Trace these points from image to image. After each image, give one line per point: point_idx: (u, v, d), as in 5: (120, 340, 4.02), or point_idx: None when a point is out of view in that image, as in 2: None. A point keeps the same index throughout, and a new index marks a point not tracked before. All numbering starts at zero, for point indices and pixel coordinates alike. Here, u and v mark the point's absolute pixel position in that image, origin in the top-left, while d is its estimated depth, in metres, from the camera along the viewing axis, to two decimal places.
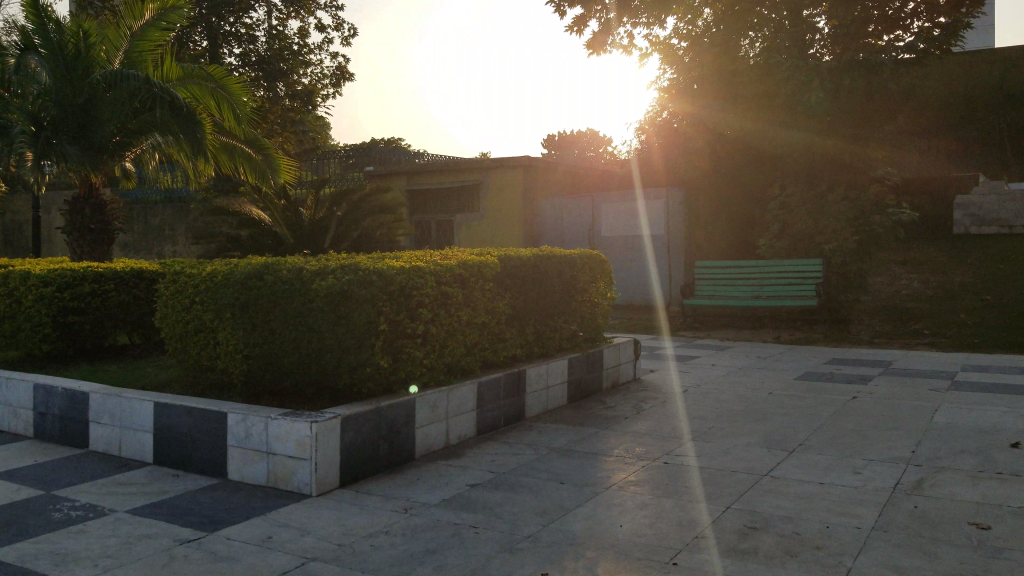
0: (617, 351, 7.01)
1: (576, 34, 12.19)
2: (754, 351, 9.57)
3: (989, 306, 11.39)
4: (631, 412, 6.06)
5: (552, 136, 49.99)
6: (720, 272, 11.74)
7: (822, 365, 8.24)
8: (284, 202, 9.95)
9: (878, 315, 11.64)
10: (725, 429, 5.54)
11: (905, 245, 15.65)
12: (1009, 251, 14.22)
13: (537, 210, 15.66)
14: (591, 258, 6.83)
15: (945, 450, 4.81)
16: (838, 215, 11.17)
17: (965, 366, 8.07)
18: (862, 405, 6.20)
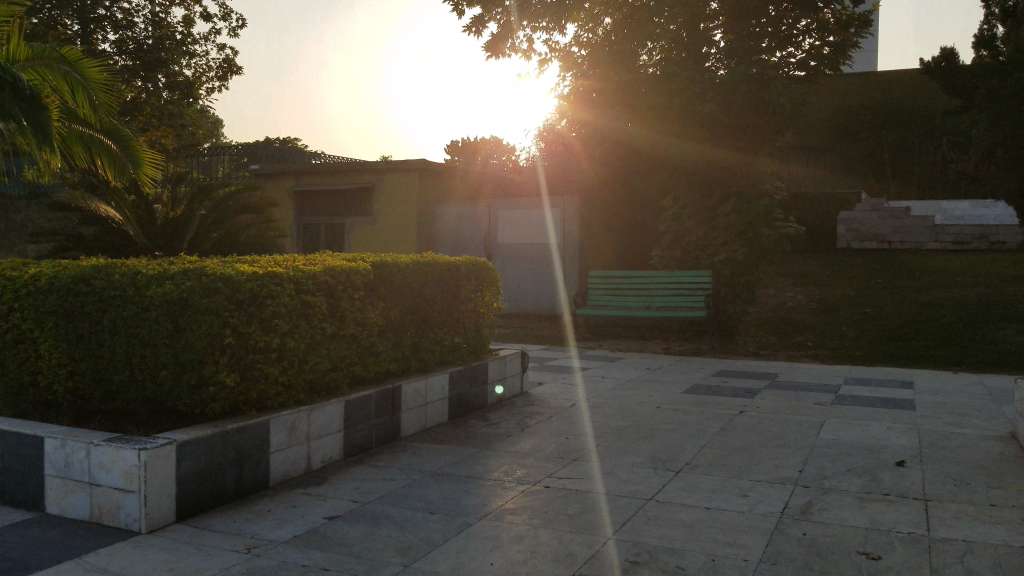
0: (503, 364, 6.72)
1: (474, 34, 11.80)
2: (645, 363, 9.44)
3: (869, 319, 11.69)
4: (515, 429, 5.79)
5: (455, 141, 49.55)
6: (613, 282, 11.67)
7: (711, 378, 8.14)
8: (136, 199, 9.07)
9: (765, 327, 11.78)
10: (610, 447, 5.28)
11: (792, 258, 16.02)
12: (888, 267, 14.73)
13: (432, 214, 15.23)
14: (475, 265, 6.48)
15: (831, 469, 4.67)
16: (728, 227, 11.23)
17: (848, 379, 8.15)
18: (749, 420, 6.07)
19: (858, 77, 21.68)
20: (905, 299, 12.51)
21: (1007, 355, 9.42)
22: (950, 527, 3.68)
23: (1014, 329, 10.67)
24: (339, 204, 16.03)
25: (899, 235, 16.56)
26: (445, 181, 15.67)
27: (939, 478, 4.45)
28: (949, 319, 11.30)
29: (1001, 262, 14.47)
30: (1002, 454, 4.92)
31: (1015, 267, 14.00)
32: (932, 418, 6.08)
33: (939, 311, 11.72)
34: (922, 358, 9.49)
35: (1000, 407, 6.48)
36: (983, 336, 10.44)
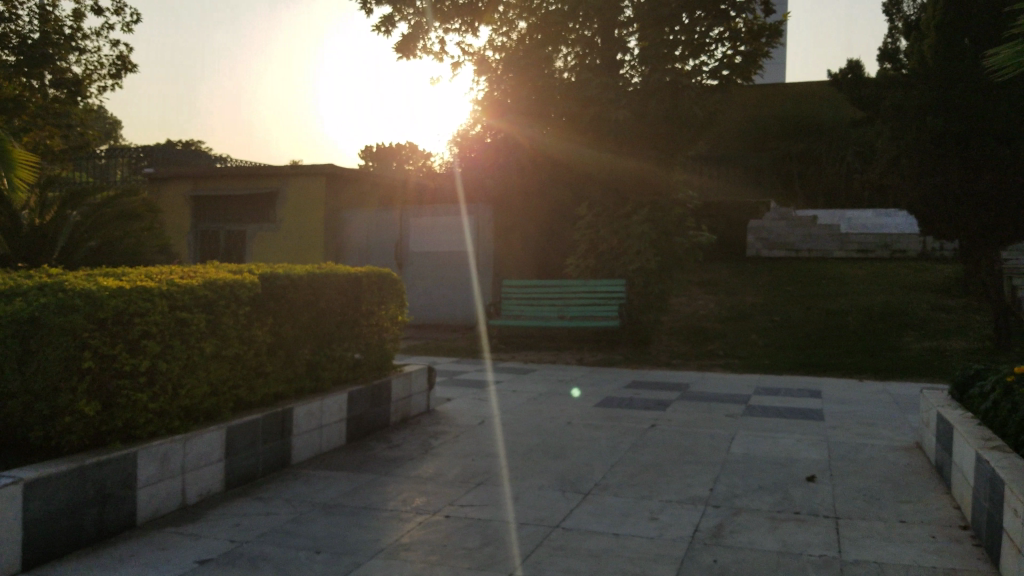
0: (409, 381, 6.48)
1: (383, 33, 11.46)
2: (557, 375, 9.24)
3: (777, 327, 11.85)
4: (418, 452, 5.52)
5: (370, 147, 48.76)
6: (527, 292, 11.49)
7: (623, 390, 8.01)
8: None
9: (678, 336, 11.80)
10: (517, 469, 5.04)
11: (704, 266, 16.19)
12: (795, 275, 15.03)
13: (340, 220, 14.76)
14: (379, 276, 6.17)
15: (742, 487, 4.55)
16: (641, 235, 11.14)
17: (758, 388, 8.15)
18: (661, 435, 5.93)
19: (766, 89, 22.21)
20: (812, 307, 12.74)
21: (908, 363, 9.64)
22: (862, 548, 3.57)
23: (914, 336, 10.97)
24: (243, 211, 15.37)
25: (806, 243, 16.96)
26: (354, 186, 15.22)
27: (849, 494, 4.37)
28: (854, 326, 11.55)
29: (901, 270, 14.95)
30: (910, 466, 4.90)
31: (914, 274, 14.48)
32: (841, 428, 6.06)
33: (844, 318, 11.97)
34: (829, 365, 9.62)
35: (905, 416, 6.53)
36: (885, 343, 10.68)
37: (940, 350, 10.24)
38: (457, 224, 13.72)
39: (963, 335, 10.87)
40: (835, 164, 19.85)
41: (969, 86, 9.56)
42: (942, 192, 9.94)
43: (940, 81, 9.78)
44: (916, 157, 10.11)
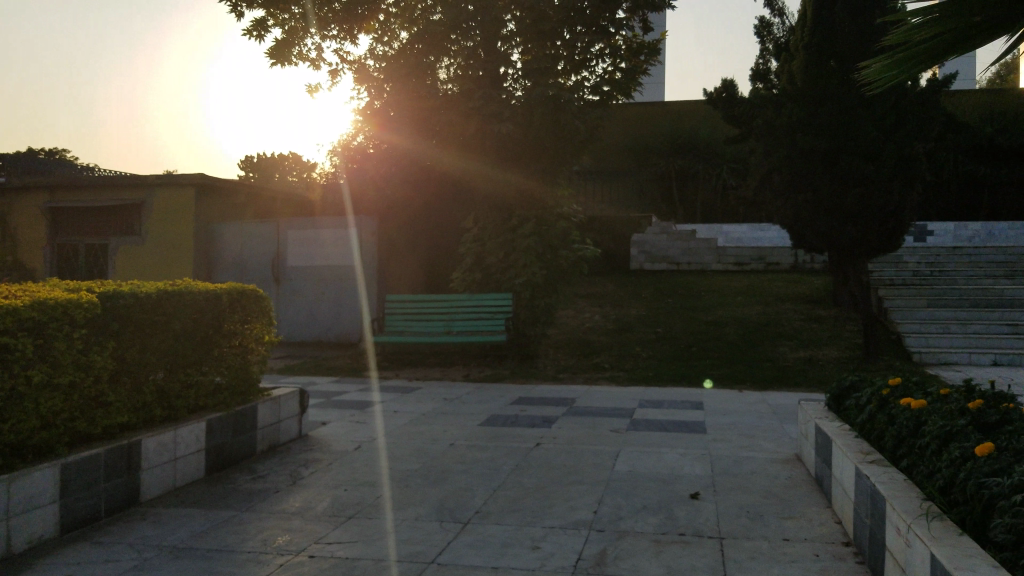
0: (277, 406, 6.10)
1: (255, 38, 10.91)
2: (440, 392, 8.95)
3: (661, 339, 11.97)
4: (285, 483, 5.11)
5: (251, 158, 47.10)
6: (411, 307, 11.23)
7: (507, 407, 7.81)
8: None
9: (564, 349, 11.73)
10: (393, 498, 4.72)
11: (589, 280, 16.30)
12: (677, 287, 15.32)
13: (212, 233, 13.97)
14: (240, 291, 5.70)
15: (627, 508, 4.40)
16: (526, 249, 10.94)
17: (642, 401, 8.11)
18: (544, 454, 5.73)
19: (646, 106, 22.72)
20: (693, 318, 12.97)
21: (785, 372, 9.89)
22: (748, 570, 3.46)
23: (789, 346, 11.30)
24: (104, 224, 14.35)
25: (686, 256, 17.36)
26: (228, 198, 14.45)
27: (733, 511, 4.29)
28: (732, 337, 11.80)
29: (775, 282, 15.48)
30: (790, 479, 4.88)
31: (787, 286, 15.02)
32: (722, 441, 6.05)
33: (723, 329, 12.22)
34: (710, 377, 9.74)
35: (783, 427, 6.61)
36: (762, 353, 10.95)
37: (813, 360, 10.58)
38: (337, 238, 13.20)
39: (834, 345, 11.28)
40: (712, 181, 20.48)
41: (836, 106, 9.94)
42: (812, 207, 10.29)
43: (810, 100, 10.15)
44: (788, 173, 10.45)
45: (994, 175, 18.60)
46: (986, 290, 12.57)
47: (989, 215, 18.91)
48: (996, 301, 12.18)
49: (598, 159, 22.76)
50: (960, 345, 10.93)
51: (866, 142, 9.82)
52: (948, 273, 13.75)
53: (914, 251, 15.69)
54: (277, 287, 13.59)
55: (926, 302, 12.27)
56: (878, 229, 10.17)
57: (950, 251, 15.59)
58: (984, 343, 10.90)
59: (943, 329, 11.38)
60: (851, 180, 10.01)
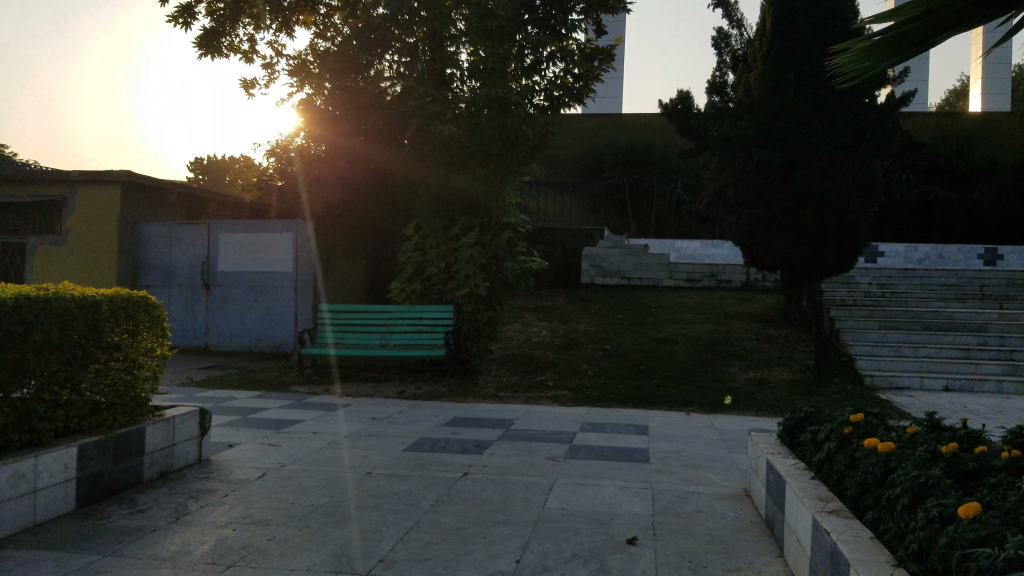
0: (171, 428, 5.41)
1: (181, 25, 10.22)
2: (369, 411, 8.32)
3: (608, 357, 11.51)
4: (166, 520, 4.47)
5: (200, 159, 45.79)
6: (346, 318, 10.62)
7: (438, 429, 7.22)
8: None
9: (506, 365, 11.21)
10: (288, 542, 4.12)
11: (538, 294, 15.81)
12: (627, 303, 14.91)
13: (138, 234, 13.15)
14: (123, 296, 5.04)
15: (554, 555, 3.87)
16: (470, 259, 10.42)
17: (585, 424, 7.61)
18: (470, 486, 5.17)
19: (603, 118, 22.37)
20: (642, 336, 12.54)
21: (734, 395, 9.50)
22: None
23: (739, 367, 10.93)
24: (19, 221, 13.40)
25: (636, 271, 16.99)
26: (158, 196, 13.61)
27: (673, 561, 3.78)
28: (681, 356, 11.40)
29: (726, 300, 15.18)
30: (738, 520, 4.40)
31: (738, 304, 14.72)
32: (666, 472, 5.55)
33: (672, 348, 11.81)
34: (657, 397, 9.28)
35: (732, 456, 6.15)
36: (711, 374, 10.56)
37: (763, 381, 10.21)
38: (272, 242, 12.46)
39: (784, 366, 10.96)
40: (667, 197, 20.40)
41: (794, 119, 9.66)
42: (767, 223, 9.94)
43: (767, 113, 9.86)
44: (743, 188, 10.11)
45: (946, 199, 18.70)
46: (937, 313, 12.41)
47: (939, 239, 19.02)
48: (946, 325, 12.01)
49: (553, 170, 22.33)
50: (910, 369, 10.70)
51: (823, 157, 9.53)
52: (900, 295, 13.58)
53: (866, 271, 15.56)
54: (206, 293, 12.90)
55: (878, 324, 12.04)
56: (834, 248, 9.86)
57: (902, 273, 15.48)
58: (934, 367, 10.69)
59: (894, 352, 11.15)
60: (808, 196, 9.68)
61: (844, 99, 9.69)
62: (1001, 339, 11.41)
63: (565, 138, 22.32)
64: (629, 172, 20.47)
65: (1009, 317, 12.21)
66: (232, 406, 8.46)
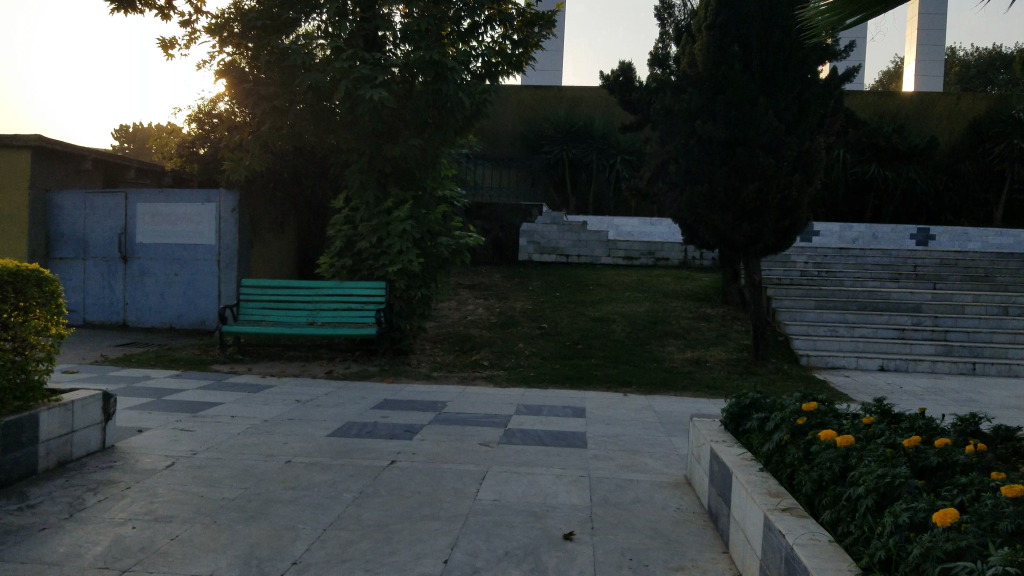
0: (68, 415, 4.94)
1: None
2: (293, 393, 7.89)
3: (545, 336, 11.27)
4: (58, 517, 4.03)
5: (123, 126, 43.92)
6: (271, 295, 10.13)
7: (367, 413, 6.84)
8: None
9: (441, 344, 10.87)
10: (193, 541, 3.73)
11: (475, 271, 15.46)
12: (565, 281, 14.68)
13: (50, 204, 12.25)
14: (9, 269, 4.54)
15: (485, 554, 3.57)
16: (402, 234, 9.98)
17: (520, 407, 7.34)
18: (397, 475, 4.84)
19: (543, 91, 21.92)
20: (579, 314, 12.34)
21: (672, 375, 9.36)
22: None
23: (676, 346, 10.81)
24: None
25: (575, 249, 16.77)
26: (73, 164, 12.66)
27: (611, 560, 3.52)
28: (618, 336, 11.23)
29: (663, 278, 15.09)
30: (680, 511, 4.19)
31: (676, 283, 14.63)
32: (604, 459, 5.32)
33: (610, 327, 11.63)
34: (595, 377, 9.08)
35: (672, 441, 5.95)
36: (649, 353, 10.41)
37: (701, 361, 10.12)
38: (193, 214, 11.83)
39: (721, 345, 10.88)
40: (606, 172, 20.08)
41: (737, 93, 9.41)
42: (708, 201, 9.80)
43: (710, 88, 9.67)
44: (684, 163, 9.96)
45: (882, 179, 18.84)
46: (871, 293, 12.51)
47: (872, 220, 19.35)
48: (880, 305, 12.12)
49: (492, 146, 21.94)
50: (845, 349, 10.76)
51: (766, 133, 9.37)
52: (835, 275, 13.67)
53: (802, 251, 15.65)
54: (125, 267, 12.17)
55: (814, 304, 12.08)
56: (774, 227, 9.79)
57: (836, 253, 15.63)
58: (869, 347, 10.77)
59: (830, 332, 11.18)
60: (749, 174, 9.56)
61: (787, 73, 9.45)
62: (934, 319, 11.55)
63: (503, 111, 21.90)
64: (568, 146, 20.11)
65: (941, 298, 12.39)
66: (145, 387, 7.91)
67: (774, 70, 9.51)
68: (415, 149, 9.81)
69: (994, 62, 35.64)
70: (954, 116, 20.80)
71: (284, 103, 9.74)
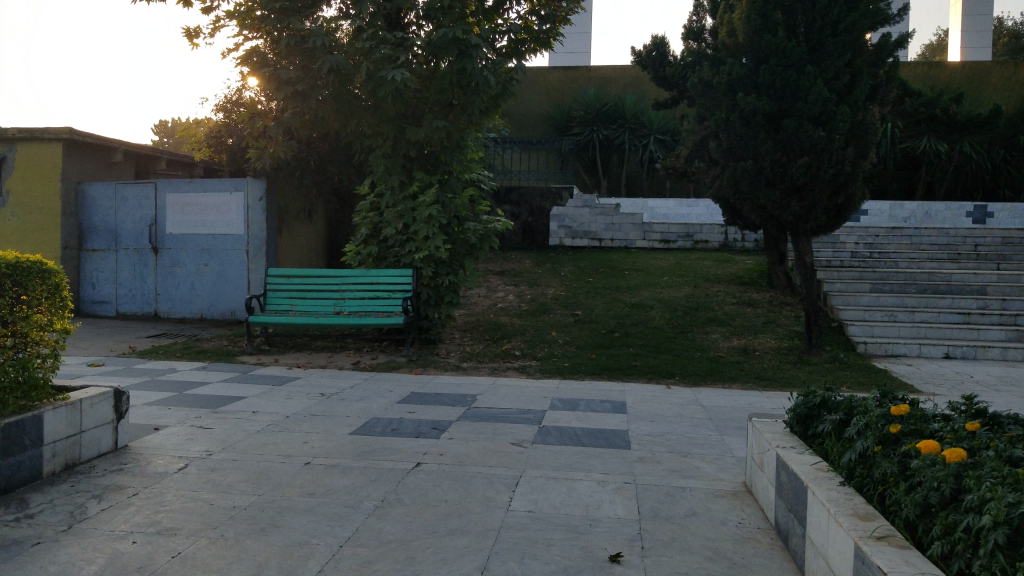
0: (75, 415, 4.52)
1: None
2: (317, 385, 7.48)
3: (580, 323, 10.76)
4: (52, 531, 3.59)
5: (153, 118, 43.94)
6: (299, 285, 9.74)
7: (392, 408, 6.38)
8: None
9: (471, 333, 10.42)
10: (195, 560, 3.28)
11: (505, 257, 14.96)
12: (599, 266, 14.12)
13: (83, 195, 11.96)
14: (7, 261, 4.12)
15: None
16: (430, 218, 9.51)
17: (556, 401, 6.84)
18: (422, 480, 4.38)
19: (571, 72, 21.26)
20: (615, 300, 11.79)
21: (719, 364, 8.79)
22: None
23: (720, 334, 10.23)
24: None
25: (609, 232, 16.16)
26: (105, 154, 12.36)
27: None
28: (658, 322, 10.68)
29: (703, 262, 14.45)
30: (741, 527, 3.69)
31: (717, 267, 13.99)
32: (650, 462, 4.82)
33: (648, 313, 11.07)
34: (636, 368, 8.55)
35: (724, 441, 5.41)
36: (692, 341, 9.84)
37: (748, 349, 9.54)
38: (221, 203, 11.47)
39: (768, 332, 10.27)
40: (638, 153, 19.32)
41: (783, 63, 8.74)
42: (753, 178, 9.13)
43: (755, 58, 9.02)
44: (725, 139, 9.30)
45: (935, 154, 17.83)
46: (928, 275, 11.79)
47: (922, 198, 18.46)
48: (942, 288, 11.38)
49: (520, 127, 21.22)
50: (906, 335, 10.09)
51: (816, 104, 8.64)
52: (888, 256, 12.93)
53: (851, 231, 14.89)
54: (155, 257, 11.85)
55: (868, 288, 11.39)
56: (824, 205, 9.12)
57: (887, 232, 14.86)
58: (931, 333, 10.09)
59: (888, 317, 10.51)
60: (798, 148, 8.87)
61: (835, 38, 8.71)
62: (997, 303, 10.82)
63: (532, 92, 21.24)
64: (599, 128, 19.18)
65: (1008, 280, 11.62)
66: (165, 380, 7.54)
67: (822, 34, 8.77)
68: (440, 131, 9.19)
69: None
70: (1007, 86, 19.74)
71: (305, 87, 8.96)
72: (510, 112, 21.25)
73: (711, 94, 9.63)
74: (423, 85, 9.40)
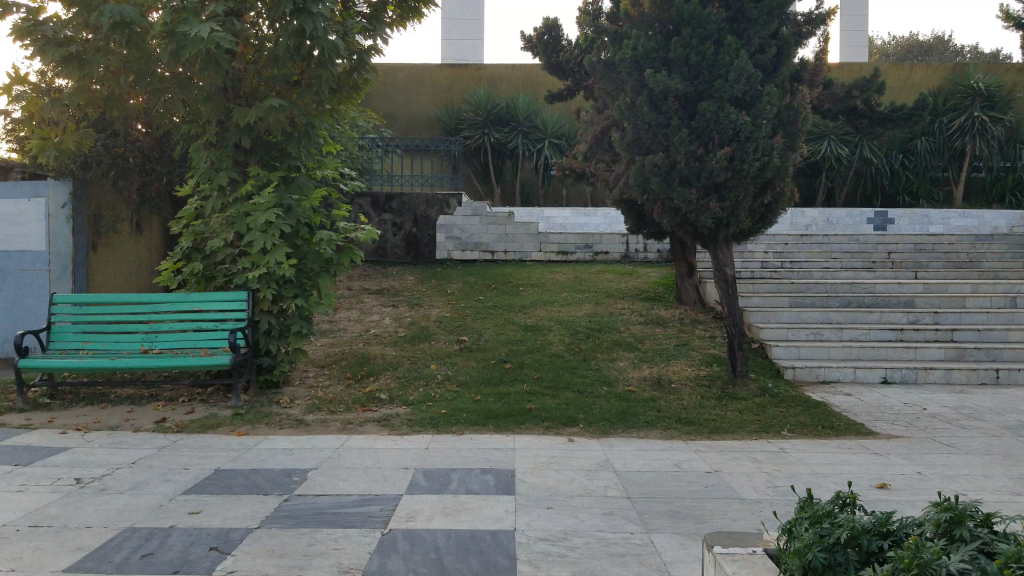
0: None
1: None
2: (68, 469, 5.35)
3: (464, 352, 8.85)
4: None
5: None
6: (92, 316, 7.50)
7: (166, 508, 4.48)
8: None
9: (330, 371, 8.36)
10: None
11: (383, 273, 12.99)
12: (491, 280, 12.30)
13: None
14: None
15: None
16: (268, 227, 7.38)
17: (422, 478, 4.94)
18: None
19: (459, 69, 19.37)
20: (507, 322, 9.95)
21: (630, 403, 7.08)
22: None
23: (628, 361, 8.55)
24: None
25: (501, 244, 14.38)
26: None
27: None
28: (557, 348, 8.91)
29: (604, 275, 12.82)
30: None
31: (618, 281, 12.40)
32: None
33: (545, 338, 9.27)
34: (529, 413, 6.70)
35: (661, 546, 3.64)
36: (596, 372, 8.10)
37: (664, 381, 7.85)
38: (14, 212, 9.14)
39: (685, 358, 8.70)
40: (532, 159, 17.66)
41: (696, 33, 7.18)
42: (665, 173, 7.48)
43: (668, 31, 7.46)
44: (631, 128, 7.61)
45: (836, 158, 16.76)
46: (853, 285, 10.45)
47: (825, 204, 17.47)
48: (866, 300, 10.04)
49: (404, 132, 19.37)
50: (836, 357, 8.67)
51: (739, 82, 7.07)
52: (800, 264, 11.62)
53: (758, 238, 13.59)
54: None
55: (788, 302, 9.98)
56: (750, 206, 7.45)
57: (797, 239, 13.64)
58: (864, 354, 8.70)
59: (814, 336, 9.07)
60: (718, 136, 7.26)
61: (759, 4, 7.14)
62: (936, 316, 9.54)
63: (415, 93, 19.33)
64: (489, 131, 17.39)
65: (935, 289, 10.43)
66: None
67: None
68: (278, 111, 7.06)
69: (909, 49, 35.48)
70: (904, 90, 18.71)
71: (84, 50, 6.85)
72: (391, 114, 19.35)
73: (615, 77, 7.92)
74: (241, 52, 7.37)
